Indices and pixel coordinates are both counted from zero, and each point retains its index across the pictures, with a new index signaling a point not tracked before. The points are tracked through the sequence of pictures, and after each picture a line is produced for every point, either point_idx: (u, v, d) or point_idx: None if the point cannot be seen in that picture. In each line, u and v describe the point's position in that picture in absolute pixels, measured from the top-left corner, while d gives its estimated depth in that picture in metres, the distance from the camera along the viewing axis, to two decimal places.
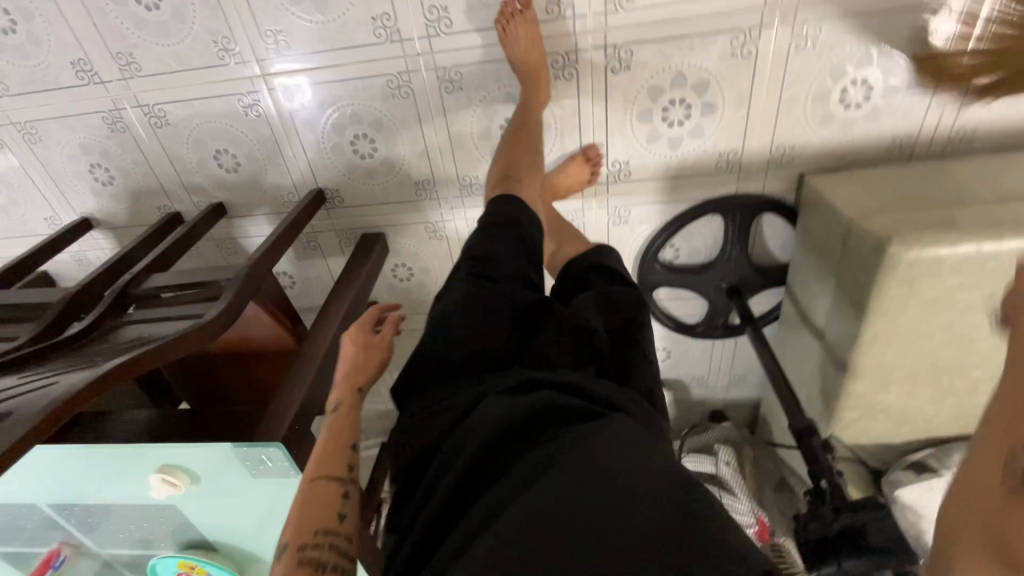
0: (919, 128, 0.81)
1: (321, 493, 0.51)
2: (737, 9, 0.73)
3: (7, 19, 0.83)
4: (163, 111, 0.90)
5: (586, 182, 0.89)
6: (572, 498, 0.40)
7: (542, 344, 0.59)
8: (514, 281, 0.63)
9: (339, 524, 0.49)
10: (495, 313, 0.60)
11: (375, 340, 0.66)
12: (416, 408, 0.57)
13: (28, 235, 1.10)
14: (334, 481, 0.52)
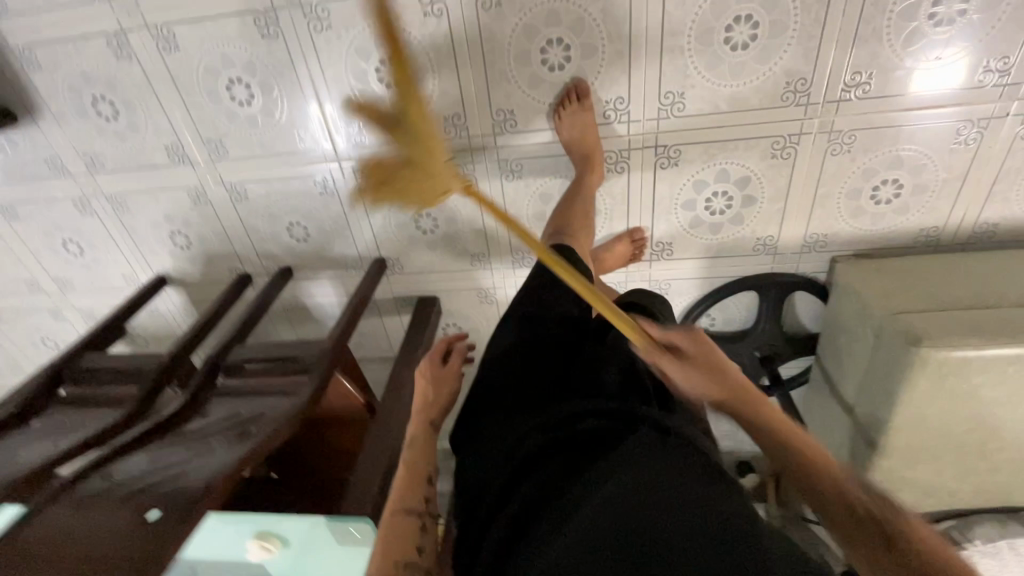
0: (945, 222, 0.88)
1: (405, 525, 0.63)
2: (779, 119, 0.81)
3: (110, 110, 0.92)
4: (245, 188, 0.98)
5: (629, 260, 0.97)
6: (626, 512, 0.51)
7: (584, 368, 0.68)
8: (559, 321, 0.75)
9: (417, 557, 0.61)
10: (540, 348, 0.72)
11: (442, 374, 0.82)
12: (482, 432, 0.68)
13: (105, 289, 1.18)
14: (412, 515, 0.64)
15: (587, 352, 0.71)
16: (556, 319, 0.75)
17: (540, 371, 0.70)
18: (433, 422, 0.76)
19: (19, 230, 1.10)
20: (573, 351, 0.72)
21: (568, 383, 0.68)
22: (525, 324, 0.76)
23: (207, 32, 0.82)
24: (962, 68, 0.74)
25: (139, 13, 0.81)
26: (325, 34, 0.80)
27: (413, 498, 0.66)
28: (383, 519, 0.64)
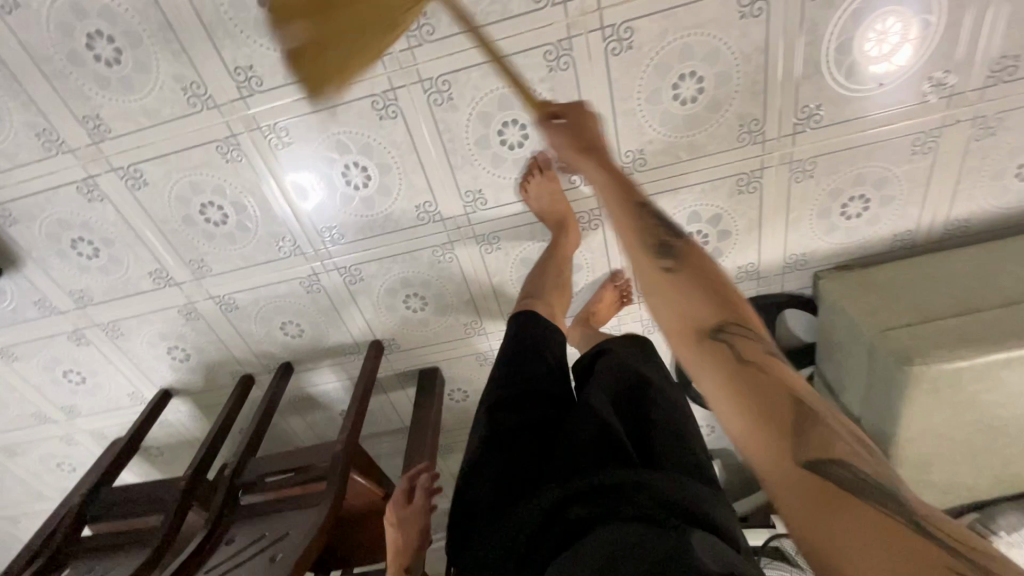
0: (917, 225, 0.89)
1: None
2: (739, 159, 0.82)
3: (90, 248, 0.93)
4: (234, 298, 1.00)
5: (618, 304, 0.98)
6: None
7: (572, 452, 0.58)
8: (534, 397, 0.65)
9: None
10: (520, 435, 0.61)
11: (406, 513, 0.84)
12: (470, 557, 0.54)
13: (112, 409, 1.19)
14: None
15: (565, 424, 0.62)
16: (528, 393, 0.65)
17: (523, 457, 0.59)
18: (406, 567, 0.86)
19: (18, 369, 1.11)
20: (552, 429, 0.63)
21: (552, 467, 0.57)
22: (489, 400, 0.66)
23: (173, 166, 0.83)
24: (906, 86, 0.76)
25: (103, 158, 0.82)
26: (288, 150, 0.82)
27: None
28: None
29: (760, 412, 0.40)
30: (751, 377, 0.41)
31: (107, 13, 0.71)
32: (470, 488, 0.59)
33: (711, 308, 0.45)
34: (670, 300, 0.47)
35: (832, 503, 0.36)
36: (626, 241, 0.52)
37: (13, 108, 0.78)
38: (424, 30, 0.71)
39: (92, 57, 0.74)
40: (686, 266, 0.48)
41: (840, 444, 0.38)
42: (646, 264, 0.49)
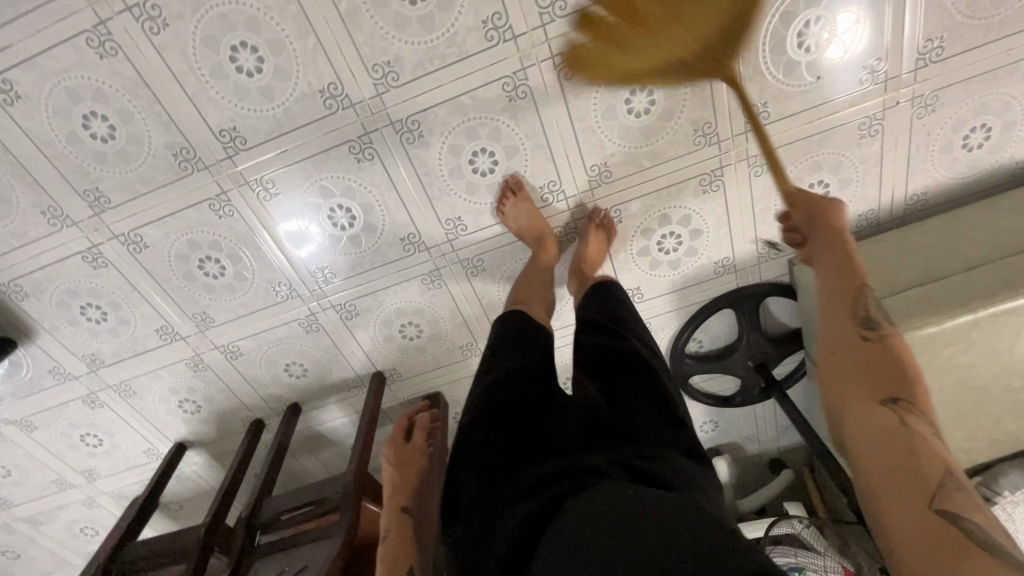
0: (878, 203, 0.94)
1: None
2: (698, 162, 0.87)
3: (99, 312, 0.98)
4: (238, 346, 1.04)
5: (606, 242, 0.91)
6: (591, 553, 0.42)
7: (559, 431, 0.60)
8: (525, 370, 0.68)
9: None
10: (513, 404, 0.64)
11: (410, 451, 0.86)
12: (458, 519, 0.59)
13: (129, 468, 1.22)
14: None
15: (552, 403, 0.65)
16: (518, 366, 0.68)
17: (507, 427, 0.62)
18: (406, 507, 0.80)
19: (37, 438, 1.15)
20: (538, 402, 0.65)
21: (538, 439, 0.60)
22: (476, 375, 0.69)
23: (170, 227, 0.89)
24: (844, 76, 0.81)
25: (106, 228, 0.88)
26: (276, 200, 0.88)
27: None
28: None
29: (901, 462, 0.45)
30: (900, 435, 0.46)
31: (99, 94, 0.77)
32: (459, 454, 0.62)
33: (896, 383, 0.51)
34: (852, 360, 0.54)
35: (955, 551, 0.39)
36: (835, 305, 0.58)
37: (20, 191, 0.84)
38: (389, 77, 0.77)
39: (87, 135, 0.80)
40: (884, 342, 0.54)
41: (974, 509, 0.42)
42: (842, 334, 0.56)
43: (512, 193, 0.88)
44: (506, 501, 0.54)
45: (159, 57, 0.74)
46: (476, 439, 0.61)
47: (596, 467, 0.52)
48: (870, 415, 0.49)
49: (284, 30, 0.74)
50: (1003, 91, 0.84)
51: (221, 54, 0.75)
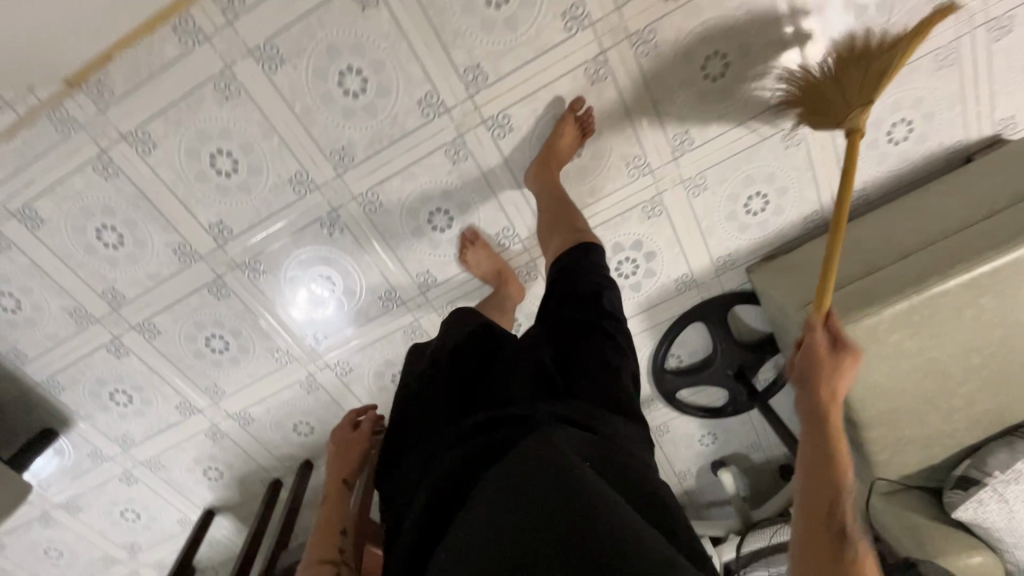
0: (820, 205, 0.98)
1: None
2: (637, 192, 0.95)
3: (125, 396, 1.09)
4: (249, 412, 1.14)
5: (582, 138, 0.87)
6: (510, 497, 0.50)
7: (506, 381, 0.69)
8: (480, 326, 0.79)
9: None
10: (469, 351, 0.75)
11: (356, 435, 0.89)
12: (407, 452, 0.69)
13: (166, 538, 1.31)
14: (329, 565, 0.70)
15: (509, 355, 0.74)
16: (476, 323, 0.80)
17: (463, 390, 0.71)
18: (348, 479, 0.83)
19: (83, 519, 1.26)
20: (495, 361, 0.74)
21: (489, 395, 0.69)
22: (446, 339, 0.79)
23: (177, 313, 1.01)
24: (756, 97, 0.88)
25: (124, 320, 1.01)
26: (264, 277, 0.98)
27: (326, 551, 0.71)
28: (306, 566, 0.70)
29: (825, 552, 0.47)
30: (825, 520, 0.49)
31: (106, 209, 0.90)
32: (426, 406, 0.72)
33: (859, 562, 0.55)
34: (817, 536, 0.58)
35: None
36: (809, 426, 0.59)
37: (50, 299, 0.97)
38: (346, 159, 0.89)
39: (100, 244, 0.93)
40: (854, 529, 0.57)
41: None
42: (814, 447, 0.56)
43: (473, 241, 0.97)
44: (452, 438, 0.63)
45: (152, 171, 0.87)
46: (438, 394, 0.71)
47: (535, 413, 0.61)
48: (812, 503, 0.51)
49: (252, 134, 0.86)
50: (913, 86, 0.89)
51: (202, 161, 0.87)
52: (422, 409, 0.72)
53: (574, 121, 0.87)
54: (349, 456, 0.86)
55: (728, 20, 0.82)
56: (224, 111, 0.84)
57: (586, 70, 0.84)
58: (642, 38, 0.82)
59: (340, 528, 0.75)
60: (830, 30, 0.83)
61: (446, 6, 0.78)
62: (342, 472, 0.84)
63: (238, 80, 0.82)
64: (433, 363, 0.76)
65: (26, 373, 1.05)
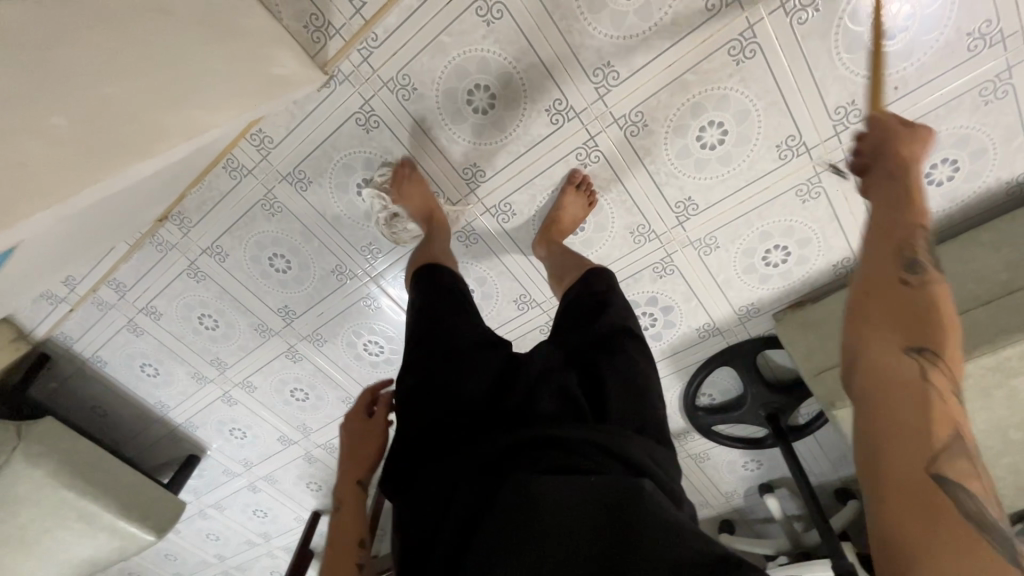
0: (851, 251, 0.92)
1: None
2: (645, 255, 0.96)
3: (241, 432, 1.37)
4: (333, 443, 1.36)
5: (588, 205, 0.89)
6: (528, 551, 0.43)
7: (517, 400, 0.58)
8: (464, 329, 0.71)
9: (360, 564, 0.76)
10: (462, 362, 0.65)
11: (369, 428, 0.88)
12: (408, 490, 0.56)
13: (288, 531, 1.64)
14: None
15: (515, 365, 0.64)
16: (455, 325, 0.72)
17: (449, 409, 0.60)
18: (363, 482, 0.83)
19: (227, 515, 1.61)
20: (502, 376, 0.64)
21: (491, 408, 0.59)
22: (422, 374, 0.67)
23: (266, 373, 1.23)
24: (760, 158, 0.84)
25: (229, 379, 1.25)
26: (325, 345, 1.16)
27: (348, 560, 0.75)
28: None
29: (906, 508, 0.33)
30: (952, 549, 0.31)
31: (202, 302, 1.13)
32: (426, 425, 0.60)
33: (907, 414, 0.36)
34: (899, 400, 0.37)
35: (931, 515, 0.32)
36: (878, 400, 0.38)
37: (178, 367, 1.25)
38: (374, 250, 1.02)
39: (203, 327, 1.16)
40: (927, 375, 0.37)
41: (973, 481, 0.34)
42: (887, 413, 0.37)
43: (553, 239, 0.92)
44: (459, 461, 0.53)
45: (228, 273, 1.07)
46: (432, 413, 0.61)
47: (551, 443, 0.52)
48: (914, 512, 0.33)
49: (296, 239, 1.01)
50: (957, 124, 0.78)
51: (263, 262, 1.05)
52: (429, 436, 0.59)
53: (574, 190, 0.89)
54: (364, 455, 0.86)
55: (719, 91, 0.79)
56: (273, 223, 1.00)
57: (578, 154, 0.87)
58: (630, 120, 0.83)
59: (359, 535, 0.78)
60: None
61: (437, 120, 0.85)
62: (357, 471, 0.84)
63: (279, 200, 0.96)
64: (423, 384, 0.65)
65: (171, 417, 1.36)
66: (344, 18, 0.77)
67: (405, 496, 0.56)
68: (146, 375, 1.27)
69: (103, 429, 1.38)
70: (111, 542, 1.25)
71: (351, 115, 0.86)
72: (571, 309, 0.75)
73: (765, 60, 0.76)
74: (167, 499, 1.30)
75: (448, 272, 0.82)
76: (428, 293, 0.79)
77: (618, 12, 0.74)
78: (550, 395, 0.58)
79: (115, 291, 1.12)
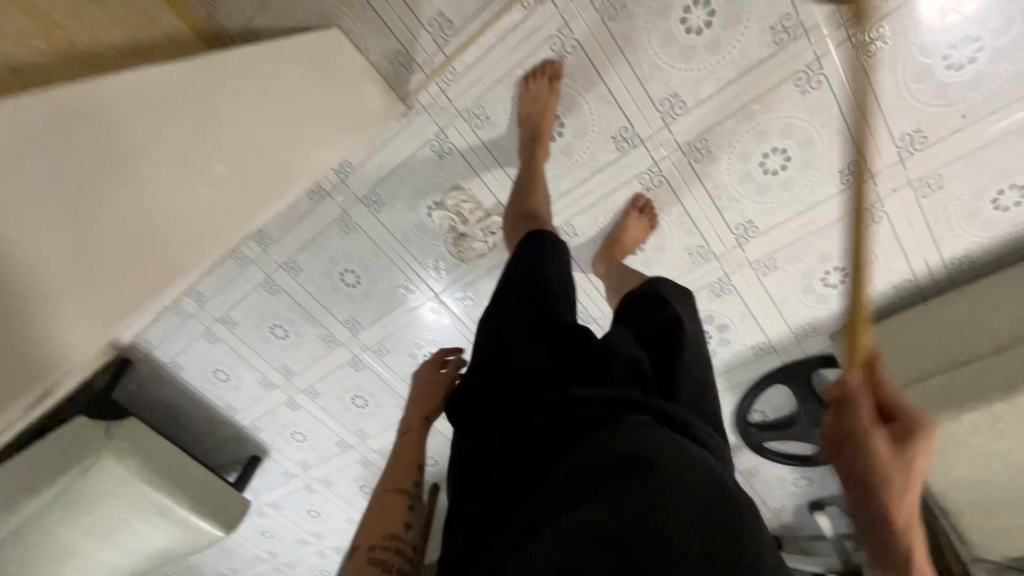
0: (912, 273, 0.93)
1: (396, 501, 0.70)
2: (703, 275, 0.99)
3: (302, 435, 1.44)
4: (387, 448, 1.42)
5: (650, 228, 0.93)
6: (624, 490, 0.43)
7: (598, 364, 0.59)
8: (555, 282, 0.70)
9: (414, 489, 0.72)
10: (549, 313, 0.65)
11: (440, 376, 0.87)
12: (477, 419, 0.58)
13: (340, 531, 1.71)
14: (406, 496, 0.71)
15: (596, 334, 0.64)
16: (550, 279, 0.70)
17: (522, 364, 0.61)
18: (429, 419, 0.81)
19: (283, 514, 1.69)
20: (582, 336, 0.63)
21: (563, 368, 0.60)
22: (508, 315, 0.66)
23: (329, 380, 1.30)
24: (823, 184, 0.86)
25: (294, 385, 1.33)
26: (387, 355, 1.22)
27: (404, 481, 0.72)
28: (375, 492, 0.71)
29: None
30: None
31: (274, 313, 1.20)
32: (508, 362, 0.61)
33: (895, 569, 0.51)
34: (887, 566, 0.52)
35: None
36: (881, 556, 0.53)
37: (247, 373, 1.32)
38: (439, 267, 1.07)
39: (273, 335, 1.24)
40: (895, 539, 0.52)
41: None
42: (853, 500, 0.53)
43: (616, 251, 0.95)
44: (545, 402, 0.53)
45: (302, 286, 1.14)
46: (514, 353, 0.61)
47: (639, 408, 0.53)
48: None
49: (367, 256, 1.07)
50: None
51: (335, 277, 1.11)
52: (508, 371, 0.60)
53: (637, 215, 0.92)
54: (431, 397, 0.84)
55: (784, 120, 0.82)
56: (346, 241, 1.06)
57: (642, 179, 0.90)
58: (694, 147, 0.86)
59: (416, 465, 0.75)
60: (945, 83, 0.75)
61: (508, 146, 0.90)
62: (422, 407, 0.82)
63: (354, 220, 1.03)
64: (504, 326, 0.65)
65: (237, 419, 1.44)
66: (426, 54, 0.82)
67: (477, 420, 0.58)
68: (217, 380, 1.35)
69: (175, 430, 1.47)
70: (184, 536, 1.33)
71: (427, 142, 0.91)
72: (641, 301, 0.76)
73: (831, 91, 0.78)
74: (233, 497, 1.38)
75: (551, 235, 0.78)
76: (530, 244, 0.76)
77: (687, 47, 0.77)
78: (624, 365, 0.59)
79: (196, 302, 1.20)
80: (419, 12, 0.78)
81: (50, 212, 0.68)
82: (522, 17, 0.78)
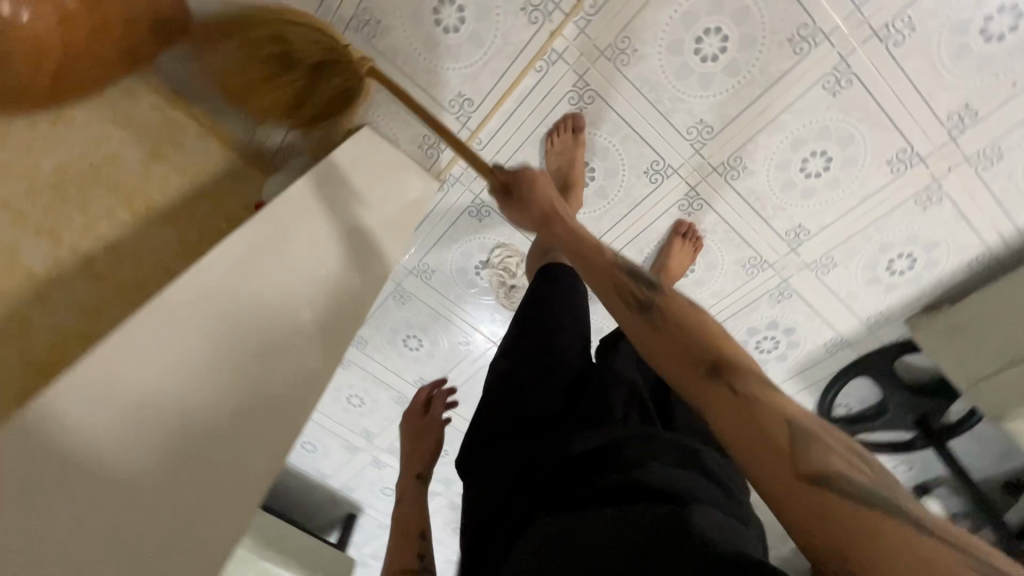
0: (985, 245, 0.88)
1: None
2: (759, 283, 0.98)
3: (391, 489, 1.50)
4: None
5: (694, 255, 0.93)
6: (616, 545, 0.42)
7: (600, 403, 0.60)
8: (568, 316, 0.69)
9: (421, 560, 0.72)
10: (559, 352, 0.65)
11: (426, 422, 0.86)
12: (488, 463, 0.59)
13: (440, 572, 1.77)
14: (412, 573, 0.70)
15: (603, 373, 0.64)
16: (562, 309, 0.69)
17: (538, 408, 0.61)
18: (422, 476, 0.81)
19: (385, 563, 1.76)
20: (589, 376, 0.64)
21: (572, 412, 0.60)
22: (518, 355, 0.66)
23: None
24: (870, 176, 0.84)
25: (377, 446, 1.39)
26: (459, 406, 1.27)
27: (407, 555, 0.72)
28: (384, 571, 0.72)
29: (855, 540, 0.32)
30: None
31: (348, 384, 1.26)
32: (514, 404, 0.62)
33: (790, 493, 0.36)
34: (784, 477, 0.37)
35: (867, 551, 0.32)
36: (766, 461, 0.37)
37: (333, 443, 1.39)
38: (495, 319, 1.10)
39: (351, 404, 1.30)
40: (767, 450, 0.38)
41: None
42: (763, 451, 0.37)
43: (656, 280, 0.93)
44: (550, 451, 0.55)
45: (369, 357, 1.20)
46: (526, 401, 0.61)
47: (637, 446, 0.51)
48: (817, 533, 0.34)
49: (425, 320, 1.12)
50: None
51: (398, 343, 1.16)
52: (517, 412, 0.61)
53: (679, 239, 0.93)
54: (420, 448, 0.83)
55: (819, 123, 0.80)
56: (403, 310, 1.11)
57: (681, 205, 0.90)
58: (729, 165, 0.85)
59: (417, 530, 0.75)
60: (988, 55, 0.72)
61: None
62: (415, 463, 0.82)
63: (407, 290, 1.07)
64: (514, 366, 0.65)
65: (330, 483, 1.52)
66: (452, 132, 0.86)
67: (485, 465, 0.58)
68: (306, 451, 1.44)
69: (275, 502, 1.56)
70: None
71: (465, 209, 0.95)
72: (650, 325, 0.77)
73: (865, 86, 0.76)
74: (339, 559, 1.46)
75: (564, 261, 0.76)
76: (540, 283, 0.75)
77: (706, 74, 0.77)
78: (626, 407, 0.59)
79: None
80: (439, 97, 0.82)
81: (108, 425, 0.50)
82: (537, 80, 0.80)
